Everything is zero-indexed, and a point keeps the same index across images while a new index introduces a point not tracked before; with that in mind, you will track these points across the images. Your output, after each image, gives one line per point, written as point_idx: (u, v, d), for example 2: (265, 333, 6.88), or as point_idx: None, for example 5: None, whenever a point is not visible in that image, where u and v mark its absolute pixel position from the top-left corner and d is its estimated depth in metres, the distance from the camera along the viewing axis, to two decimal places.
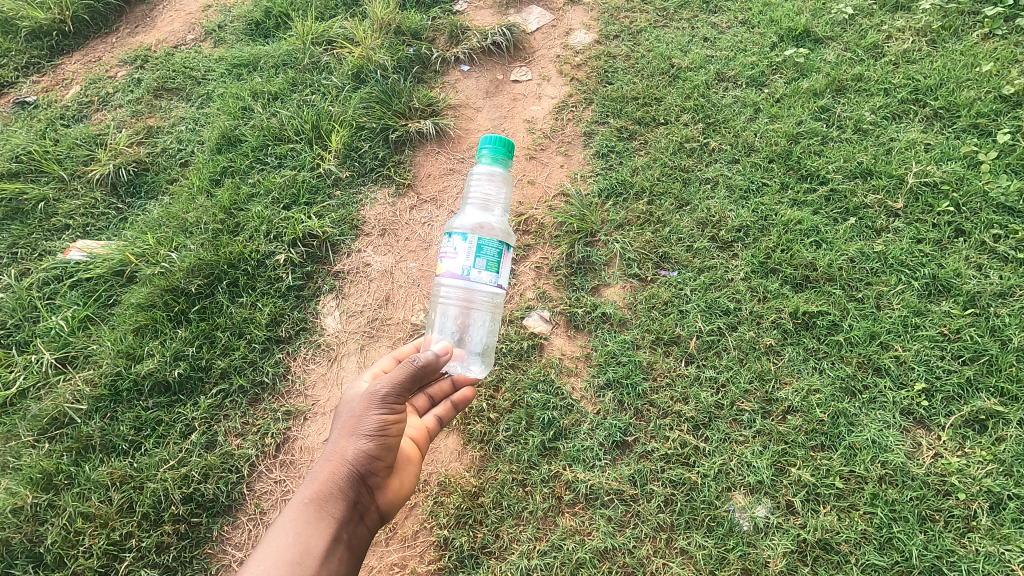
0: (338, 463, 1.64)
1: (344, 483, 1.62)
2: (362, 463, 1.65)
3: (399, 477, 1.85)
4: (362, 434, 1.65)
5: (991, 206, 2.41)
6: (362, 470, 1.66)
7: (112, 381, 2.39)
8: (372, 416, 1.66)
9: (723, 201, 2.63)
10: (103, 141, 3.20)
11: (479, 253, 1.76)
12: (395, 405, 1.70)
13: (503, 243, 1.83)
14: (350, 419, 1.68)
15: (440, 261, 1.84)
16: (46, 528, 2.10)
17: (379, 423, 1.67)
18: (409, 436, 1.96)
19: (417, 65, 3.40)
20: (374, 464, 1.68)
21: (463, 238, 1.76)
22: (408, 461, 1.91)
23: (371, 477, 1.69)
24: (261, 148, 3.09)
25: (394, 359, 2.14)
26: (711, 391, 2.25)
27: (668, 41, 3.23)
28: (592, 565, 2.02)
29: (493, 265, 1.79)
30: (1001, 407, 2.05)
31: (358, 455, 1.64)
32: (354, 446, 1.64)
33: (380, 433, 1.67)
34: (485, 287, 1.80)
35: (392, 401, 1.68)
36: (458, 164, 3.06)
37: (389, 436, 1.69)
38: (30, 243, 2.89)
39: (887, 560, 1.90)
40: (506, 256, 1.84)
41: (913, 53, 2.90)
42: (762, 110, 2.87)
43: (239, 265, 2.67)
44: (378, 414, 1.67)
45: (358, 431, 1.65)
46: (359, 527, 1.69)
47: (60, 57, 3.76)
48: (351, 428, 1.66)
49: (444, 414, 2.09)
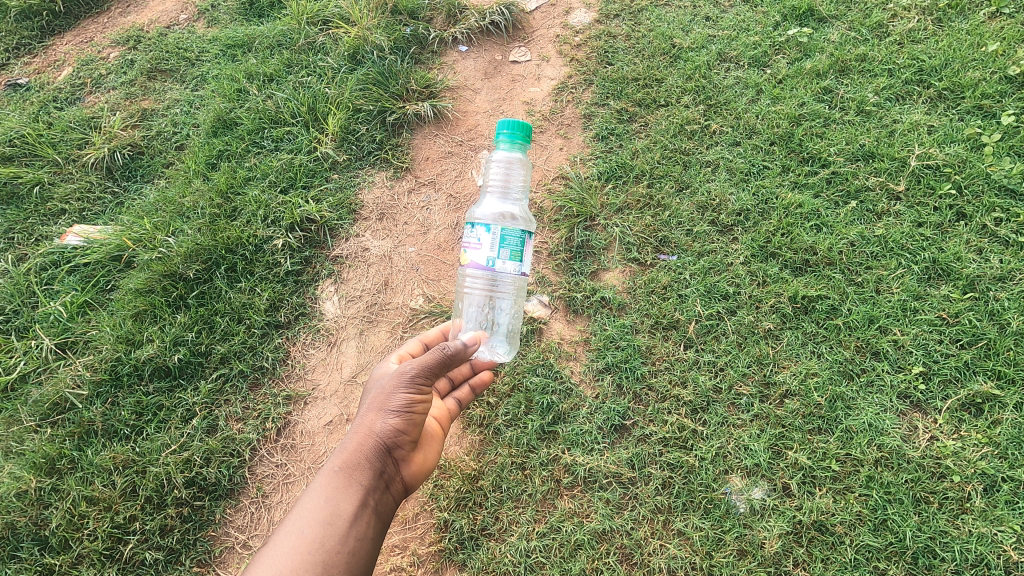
0: (366, 435, 1.64)
1: (372, 453, 1.62)
2: (390, 436, 1.65)
3: (423, 452, 1.83)
4: (391, 409, 1.65)
5: (994, 189, 2.40)
6: (389, 443, 1.65)
7: (112, 366, 2.40)
8: (400, 394, 1.66)
9: (723, 184, 2.61)
10: (97, 124, 3.15)
11: (503, 244, 1.74)
12: (422, 385, 1.69)
13: (527, 231, 1.79)
14: (379, 396, 1.68)
15: (463, 251, 1.82)
16: (50, 512, 2.13)
17: (407, 401, 1.66)
18: (433, 415, 1.94)
19: (414, 46, 3.33)
20: (402, 437, 1.67)
21: (486, 229, 1.75)
22: (432, 438, 1.89)
23: (398, 449, 1.68)
24: (257, 131, 3.05)
25: (420, 343, 2.13)
26: (710, 374, 2.26)
27: (669, 20, 3.17)
28: (590, 546, 2.06)
29: (517, 254, 1.75)
30: (998, 390, 2.06)
31: (386, 428, 1.64)
32: (382, 421, 1.65)
33: (407, 410, 1.67)
34: (510, 276, 1.78)
35: (420, 382, 1.68)
36: (457, 147, 3.03)
37: (416, 412, 1.69)
38: (27, 227, 2.87)
39: (880, 541, 1.94)
40: (530, 242, 1.80)
41: (918, 33, 2.85)
42: (764, 92, 2.83)
43: (237, 250, 2.66)
44: (405, 392, 1.66)
45: (386, 406, 1.65)
46: (387, 496, 1.67)
47: (51, 38, 3.69)
48: (380, 403, 1.67)
49: (464, 396, 2.09)
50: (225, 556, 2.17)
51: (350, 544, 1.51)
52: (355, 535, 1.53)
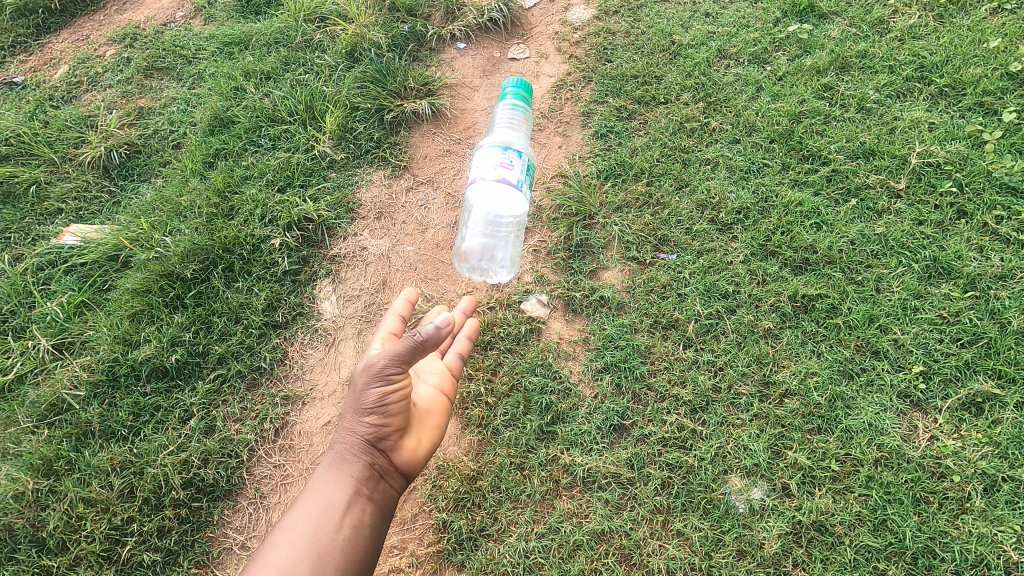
0: (348, 432, 1.64)
1: (357, 449, 1.62)
2: (370, 431, 1.63)
3: (419, 436, 1.79)
4: (367, 404, 1.63)
5: (995, 186, 2.38)
6: (373, 437, 1.64)
7: (109, 367, 2.39)
8: (372, 389, 1.62)
9: (723, 182, 2.60)
10: (93, 122, 3.13)
11: None
12: (394, 375, 1.63)
13: None
14: (355, 392, 1.66)
15: None
16: (48, 513, 2.12)
17: (380, 394, 1.62)
18: (428, 394, 1.90)
19: (412, 43, 3.31)
20: (384, 429, 1.65)
21: None
22: (427, 417, 1.84)
23: (385, 441, 1.66)
24: (254, 129, 3.03)
25: (399, 318, 2.06)
26: (709, 373, 2.25)
27: (669, 16, 3.15)
28: (589, 547, 2.05)
29: None
30: (998, 389, 2.05)
31: (365, 424, 1.62)
32: (361, 416, 1.63)
33: (384, 402, 1.63)
34: None
35: (391, 373, 1.62)
36: (455, 145, 3.01)
37: (395, 402, 1.65)
38: (23, 227, 2.86)
39: (879, 541, 1.93)
40: None
41: (919, 29, 2.83)
42: (764, 88, 2.82)
43: (234, 250, 2.65)
44: (379, 385, 1.62)
45: (362, 402, 1.64)
46: (384, 485, 1.66)
47: (47, 36, 3.66)
48: (357, 399, 1.65)
49: (458, 362, 2.08)
50: (223, 557, 2.16)
51: (346, 537, 1.53)
52: (350, 528, 1.55)
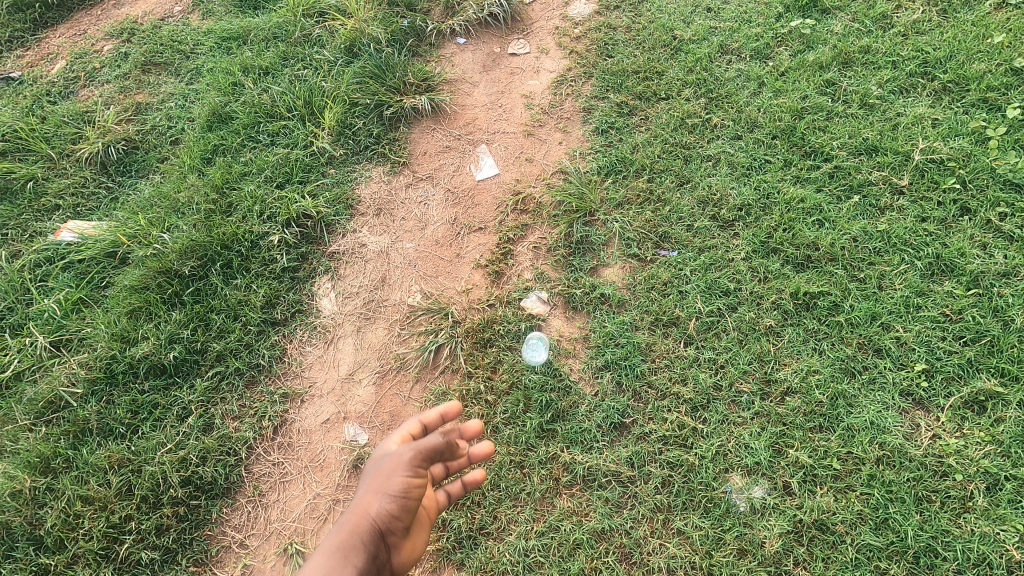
0: (361, 516, 1.59)
1: (367, 536, 1.57)
2: (385, 521, 1.60)
3: (416, 538, 1.75)
4: (388, 492, 1.61)
5: (999, 183, 2.36)
6: (383, 528, 1.60)
7: (108, 364, 2.38)
8: (400, 476, 1.63)
9: (724, 179, 2.59)
10: (91, 118, 3.11)
11: None
12: (422, 469, 1.67)
13: None
14: (378, 477, 1.65)
15: None
16: (45, 511, 2.10)
17: (406, 485, 1.62)
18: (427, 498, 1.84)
19: (412, 38, 3.28)
20: (397, 523, 1.63)
21: None
22: (424, 523, 1.80)
23: (391, 535, 1.63)
24: (253, 125, 3.01)
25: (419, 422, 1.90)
26: (710, 371, 2.24)
27: (670, 12, 3.13)
28: (589, 545, 2.04)
29: None
30: (1001, 388, 2.04)
31: (383, 511, 1.60)
32: (380, 502, 1.60)
33: (406, 495, 1.63)
34: None
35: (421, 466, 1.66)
36: (455, 141, 2.99)
37: (414, 498, 1.65)
38: (20, 223, 2.84)
39: (882, 540, 1.91)
40: None
41: (923, 24, 2.81)
42: (766, 84, 2.80)
43: (233, 246, 2.63)
44: (405, 475, 1.63)
45: (384, 489, 1.62)
46: None
47: (44, 30, 3.64)
48: (378, 485, 1.63)
49: (455, 490, 1.95)
50: (221, 556, 2.15)
51: None
52: None
